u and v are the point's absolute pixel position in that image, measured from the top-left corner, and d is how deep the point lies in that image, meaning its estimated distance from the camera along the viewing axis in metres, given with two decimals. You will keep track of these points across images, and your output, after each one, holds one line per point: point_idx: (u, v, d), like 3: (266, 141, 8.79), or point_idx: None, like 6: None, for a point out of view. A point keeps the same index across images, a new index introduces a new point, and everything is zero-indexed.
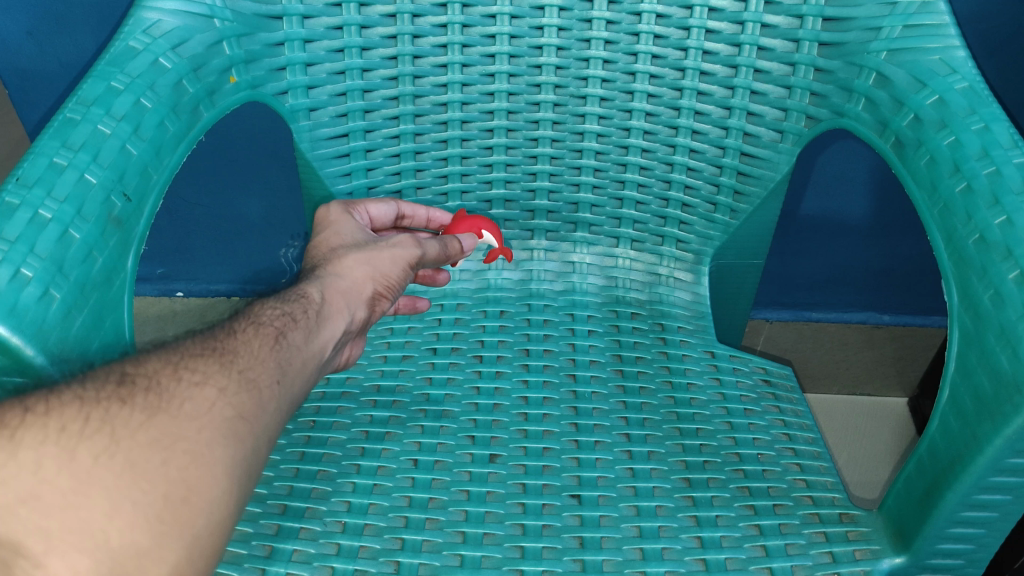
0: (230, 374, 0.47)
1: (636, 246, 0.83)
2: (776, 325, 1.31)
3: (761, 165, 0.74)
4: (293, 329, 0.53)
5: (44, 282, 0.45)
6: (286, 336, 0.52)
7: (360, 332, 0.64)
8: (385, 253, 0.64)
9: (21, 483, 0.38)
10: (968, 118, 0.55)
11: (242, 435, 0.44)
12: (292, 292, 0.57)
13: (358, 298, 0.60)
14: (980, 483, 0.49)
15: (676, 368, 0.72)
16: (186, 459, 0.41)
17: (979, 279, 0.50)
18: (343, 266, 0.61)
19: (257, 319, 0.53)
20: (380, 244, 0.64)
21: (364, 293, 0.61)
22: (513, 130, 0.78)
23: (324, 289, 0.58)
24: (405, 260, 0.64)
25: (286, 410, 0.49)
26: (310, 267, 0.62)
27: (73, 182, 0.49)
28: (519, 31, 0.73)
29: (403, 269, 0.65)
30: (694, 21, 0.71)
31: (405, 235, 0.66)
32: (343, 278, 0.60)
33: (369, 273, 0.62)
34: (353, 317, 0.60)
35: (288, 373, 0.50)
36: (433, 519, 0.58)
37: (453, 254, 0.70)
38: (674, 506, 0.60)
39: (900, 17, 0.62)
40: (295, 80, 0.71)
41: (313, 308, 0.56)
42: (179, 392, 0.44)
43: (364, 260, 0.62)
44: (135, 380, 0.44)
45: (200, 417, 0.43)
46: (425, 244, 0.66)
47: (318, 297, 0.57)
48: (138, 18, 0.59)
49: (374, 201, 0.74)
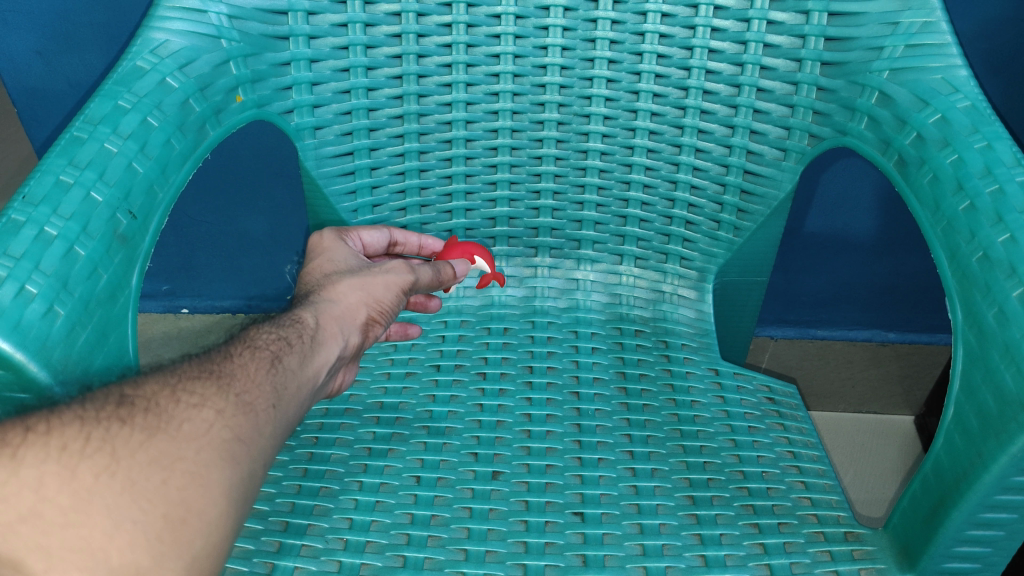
0: (228, 398, 0.47)
1: (640, 264, 0.83)
2: (781, 343, 1.31)
3: (764, 183, 0.74)
4: (289, 353, 0.53)
5: (49, 299, 0.45)
6: (283, 359, 0.52)
7: (352, 360, 0.63)
8: (378, 278, 0.63)
9: (22, 500, 0.38)
10: (971, 137, 0.55)
11: (240, 456, 0.44)
12: (286, 318, 0.57)
13: (352, 323, 0.60)
14: (985, 501, 0.48)
15: (680, 386, 0.72)
16: (184, 479, 0.41)
17: (982, 297, 0.50)
18: (337, 292, 0.61)
19: (253, 343, 0.53)
20: (374, 269, 0.64)
21: (357, 318, 0.61)
22: (517, 148, 0.78)
23: (319, 315, 0.58)
24: (399, 286, 0.64)
25: (281, 434, 0.49)
26: (303, 292, 0.62)
27: (79, 200, 0.49)
28: (523, 51, 0.73)
29: (396, 294, 0.64)
30: (697, 41, 0.71)
31: (397, 262, 0.66)
32: (337, 304, 0.60)
33: (362, 298, 0.62)
34: (347, 343, 0.59)
35: (285, 396, 0.50)
36: (435, 537, 0.58)
37: (446, 279, 0.71)
38: (678, 524, 0.60)
39: (902, 37, 0.63)
40: (301, 98, 0.71)
41: (308, 333, 0.56)
42: (177, 413, 0.44)
43: (358, 286, 0.62)
44: (135, 401, 0.44)
45: (199, 438, 0.43)
46: (418, 270, 0.66)
47: (313, 322, 0.57)
48: (145, 39, 0.60)
49: (367, 227, 0.73)
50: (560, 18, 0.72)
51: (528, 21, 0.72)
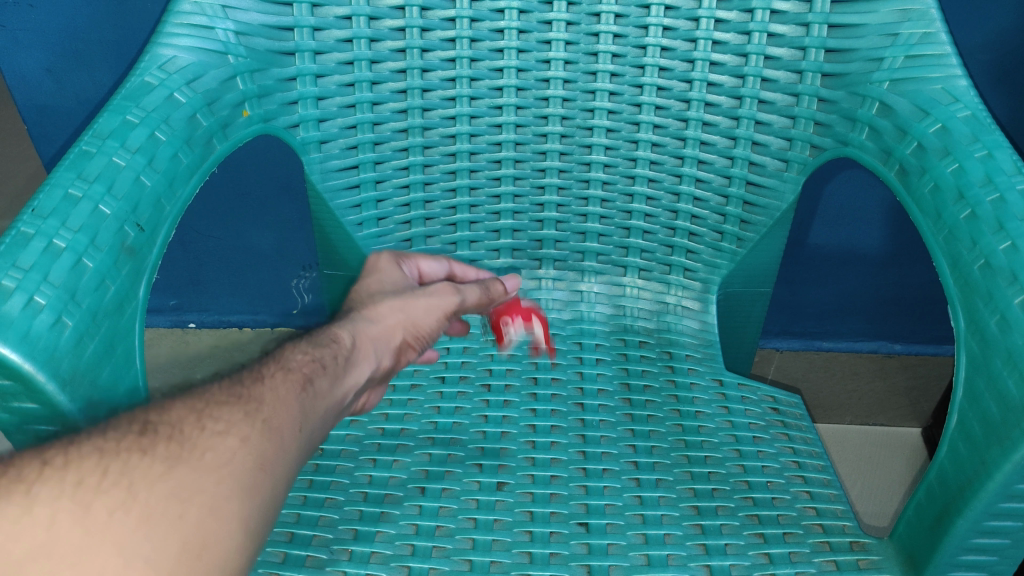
0: (252, 423, 0.47)
1: (644, 276, 0.83)
2: (787, 354, 1.31)
3: (767, 194, 0.74)
4: (320, 374, 0.54)
5: (56, 310, 0.45)
6: (314, 381, 0.53)
7: (381, 381, 0.63)
8: (423, 300, 0.64)
9: (34, 538, 0.38)
10: (971, 146, 0.55)
11: (260, 488, 0.44)
12: (323, 335, 0.58)
13: (386, 345, 0.61)
14: (989, 509, 0.48)
15: (684, 397, 0.72)
16: (203, 513, 0.41)
17: (985, 305, 0.50)
18: (375, 311, 0.62)
19: (285, 363, 0.53)
20: (419, 292, 0.65)
21: (393, 340, 0.61)
22: (520, 161, 0.79)
23: (355, 335, 0.59)
24: (442, 308, 0.65)
25: (305, 462, 0.49)
26: (345, 309, 0.63)
27: (87, 213, 0.50)
28: (526, 65, 0.74)
29: (436, 316, 0.65)
30: (698, 54, 0.72)
31: (445, 284, 0.67)
32: (375, 324, 0.61)
33: (401, 320, 0.62)
34: (379, 364, 0.60)
35: (312, 417, 0.51)
36: (440, 547, 0.58)
37: (497, 297, 0.71)
38: (683, 534, 0.60)
39: (901, 48, 0.63)
40: (307, 113, 0.72)
41: (342, 355, 0.56)
42: (199, 442, 0.45)
43: (399, 307, 0.63)
44: (157, 429, 0.45)
45: (220, 467, 0.44)
46: (465, 291, 0.67)
47: (348, 342, 0.58)
48: (154, 55, 0.61)
49: (426, 256, 0.73)
50: (562, 32, 0.73)
51: (530, 35, 0.73)
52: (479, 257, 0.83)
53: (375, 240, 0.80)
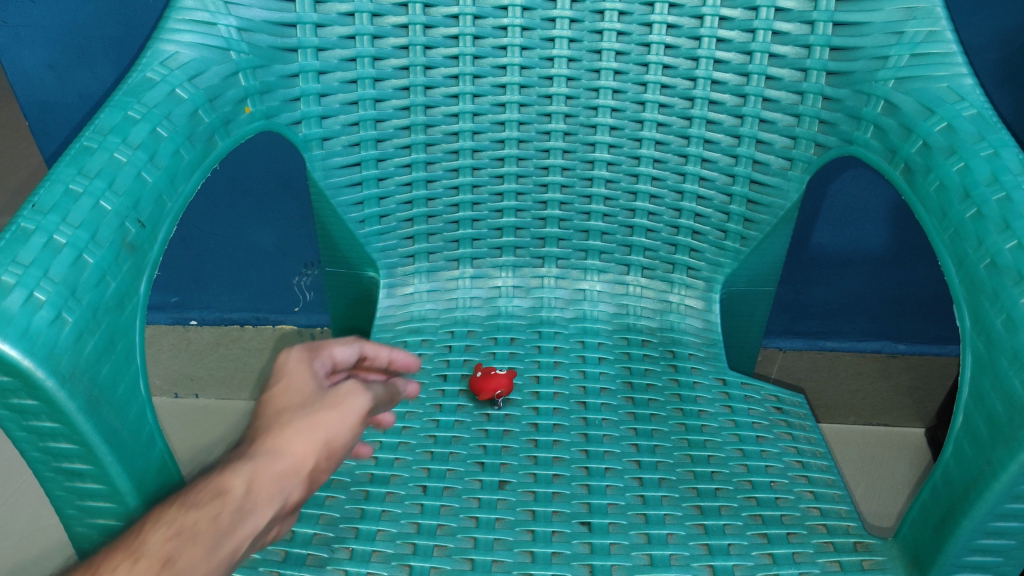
0: None
1: (647, 274, 0.82)
2: (790, 355, 1.29)
3: (771, 193, 0.74)
4: (189, 548, 0.42)
5: (56, 306, 0.45)
6: (174, 566, 0.41)
7: (290, 514, 0.49)
8: (325, 416, 0.49)
9: None
10: (977, 145, 0.55)
11: None
12: (208, 486, 0.45)
13: (293, 481, 0.46)
14: (995, 509, 0.48)
15: (687, 396, 0.72)
16: None
17: (991, 304, 0.50)
18: (278, 443, 0.47)
19: (138, 551, 0.42)
20: (318, 406, 0.49)
21: (303, 470, 0.47)
22: (523, 159, 0.78)
23: (251, 476, 0.45)
24: (353, 422, 0.50)
25: None
26: (247, 436, 0.49)
27: (87, 209, 0.50)
28: (529, 62, 0.74)
29: (351, 432, 0.50)
30: (703, 51, 0.72)
31: (351, 387, 0.51)
32: (277, 460, 0.46)
33: (311, 444, 0.47)
34: (285, 503, 0.46)
35: None
36: (442, 546, 0.58)
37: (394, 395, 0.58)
38: (685, 534, 0.59)
39: (906, 46, 0.63)
40: (309, 109, 0.72)
41: (229, 510, 0.44)
42: None
43: (307, 428, 0.48)
44: None
45: None
46: (374, 387, 0.54)
47: (241, 490, 0.45)
48: (155, 51, 0.61)
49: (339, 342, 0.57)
50: (566, 29, 0.73)
51: (534, 32, 0.73)
52: (482, 255, 0.83)
53: (377, 238, 0.80)
